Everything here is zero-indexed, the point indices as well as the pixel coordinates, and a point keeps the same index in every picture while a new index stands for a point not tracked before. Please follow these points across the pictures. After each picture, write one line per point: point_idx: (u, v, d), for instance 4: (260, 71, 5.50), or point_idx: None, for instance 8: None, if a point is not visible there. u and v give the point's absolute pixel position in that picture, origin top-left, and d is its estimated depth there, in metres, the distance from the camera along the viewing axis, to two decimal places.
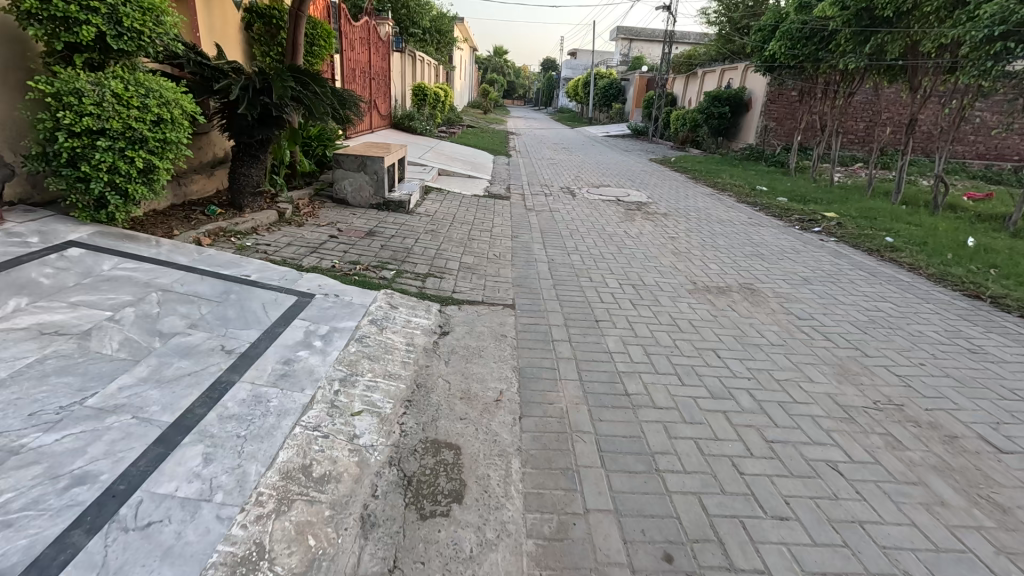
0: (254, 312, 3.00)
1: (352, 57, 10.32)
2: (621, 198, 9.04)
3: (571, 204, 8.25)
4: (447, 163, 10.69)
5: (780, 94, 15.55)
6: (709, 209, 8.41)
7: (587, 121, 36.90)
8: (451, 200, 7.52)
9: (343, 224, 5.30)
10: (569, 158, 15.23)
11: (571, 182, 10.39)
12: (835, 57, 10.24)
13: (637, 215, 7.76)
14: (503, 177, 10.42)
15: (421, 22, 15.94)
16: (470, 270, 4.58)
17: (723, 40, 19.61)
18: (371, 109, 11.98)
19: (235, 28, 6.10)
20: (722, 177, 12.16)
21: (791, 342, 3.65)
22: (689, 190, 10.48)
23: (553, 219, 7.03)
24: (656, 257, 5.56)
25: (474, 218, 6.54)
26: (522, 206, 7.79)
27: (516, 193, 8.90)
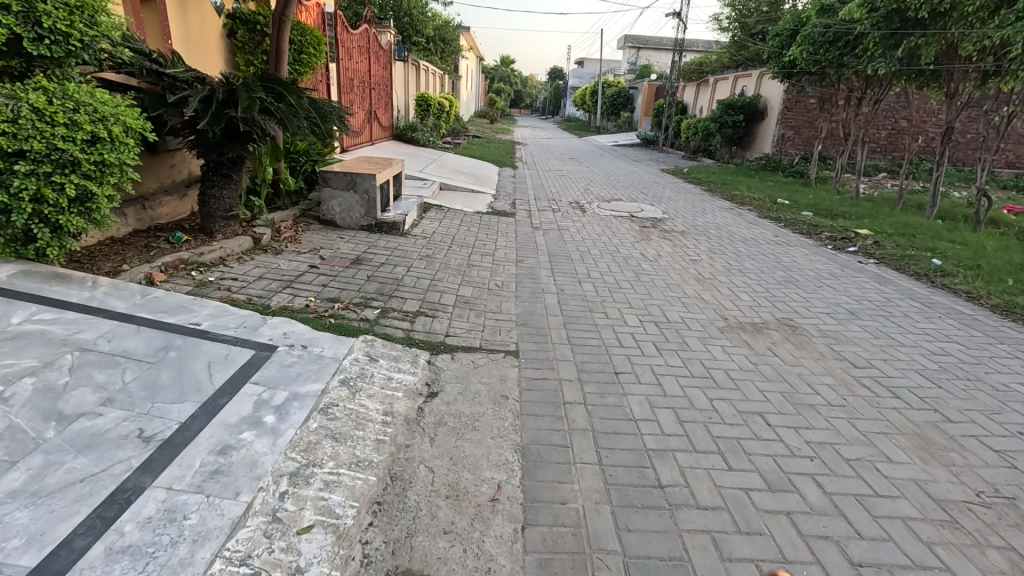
0: (195, 376, 2.43)
1: (349, 67, 9.86)
2: (635, 214, 8.45)
3: (581, 222, 7.67)
4: (450, 176, 10.17)
5: (797, 101, 14.93)
6: (731, 226, 7.78)
7: (595, 130, 36.44)
8: (452, 218, 6.97)
9: (328, 250, 4.75)
10: (577, 169, 14.68)
11: (581, 196, 9.82)
12: (861, 62, 9.61)
13: (653, 233, 7.16)
14: (509, 191, 9.87)
15: (425, 31, 15.51)
16: (468, 305, 4.00)
17: (736, 47, 19.03)
18: (371, 120, 11.51)
19: (215, 36, 5.62)
20: (740, 190, 11.54)
21: (853, 401, 3.02)
22: (706, 203, 9.86)
23: (562, 240, 6.45)
24: (678, 285, 4.95)
25: (475, 239, 5.97)
26: (528, 224, 7.22)
27: (523, 209, 8.33)
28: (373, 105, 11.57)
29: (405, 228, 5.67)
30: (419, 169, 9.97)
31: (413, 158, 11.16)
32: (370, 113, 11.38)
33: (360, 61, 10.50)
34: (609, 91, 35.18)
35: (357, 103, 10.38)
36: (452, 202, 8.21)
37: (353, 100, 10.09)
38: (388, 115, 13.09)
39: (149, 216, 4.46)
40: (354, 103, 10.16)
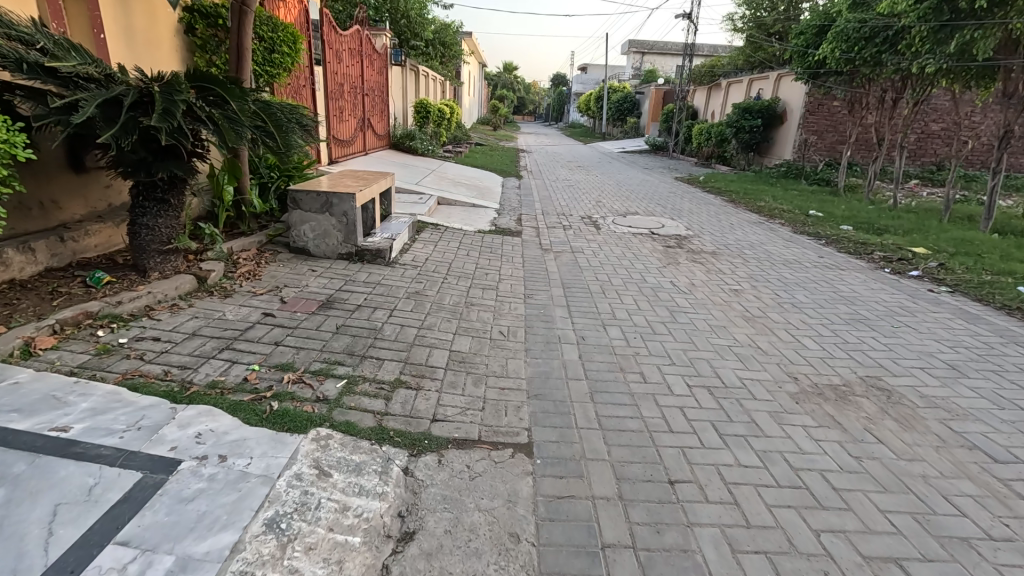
0: (21, 542, 1.53)
1: (339, 71, 9.06)
2: (655, 230, 7.55)
3: (596, 241, 6.77)
4: (448, 189, 9.28)
5: (820, 103, 14.03)
6: (766, 245, 6.87)
7: (600, 136, 35.67)
8: (449, 239, 6.08)
9: (293, 289, 3.86)
10: (586, 178, 13.81)
11: (593, 210, 8.93)
12: (904, 59, 8.67)
13: (680, 255, 6.25)
14: (513, 204, 9.00)
15: (423, 34, 14.68)
16: (463, 366, 3.10)
17: (750, 48, 18.12)
18: (364, 129, 10.69)
19: (168, 33, 4.79)
20: (765, 200, 10.61)
21: (1020, 531, 2.08)
22: (731, 216, 8.94)
23: (577, 264, 5.56)
24: (724, 327, 4.03)
25: (475, 267, 5.08)
26: (537, 245, 6.34)
27: (529, 226, 7.44)
28: (367, 112, 10.76)
29: (391, 255, 4.78)
30: (415, 182, 9.10)
31: (409, 170, 10.31)
32: (363, 121, 10.57)
33: (351, 65, 9.70)
34: (614, 96, 34.33)
35: (347, 110, 9.57)
36: (450, 220, 7.34)
37: (342, 107, 9.27)
38: (383, 122, 12.28)
39: (69, 250, 3.58)
40: (343, 110, 9.35)
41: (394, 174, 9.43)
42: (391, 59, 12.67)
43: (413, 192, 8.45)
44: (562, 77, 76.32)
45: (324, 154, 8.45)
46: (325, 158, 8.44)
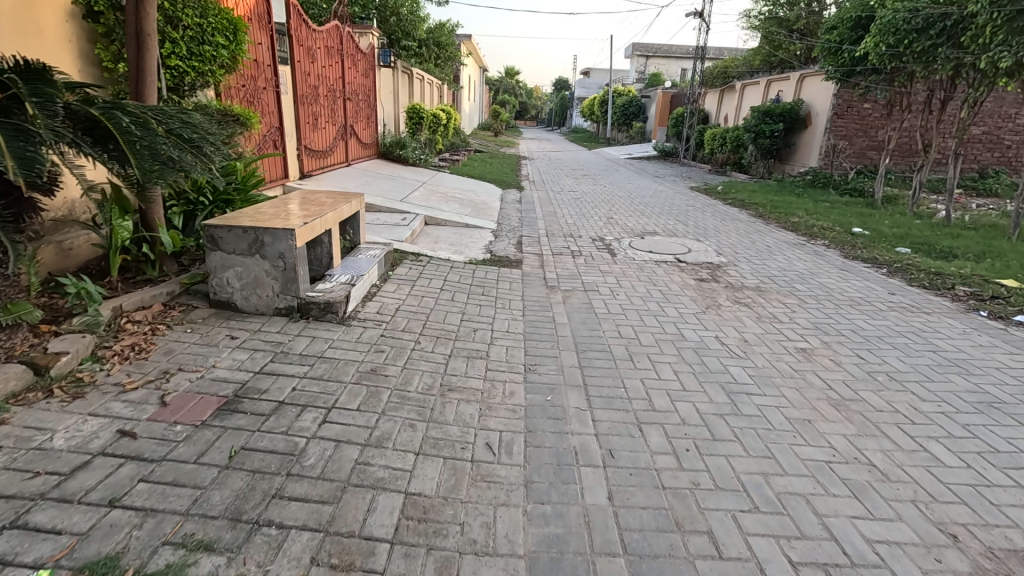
0: None
1: (312, 72, 7.93)
2: (681, 256, 6.37)
3: (612, 273, 5.59)
4: (439, 206, 8.12)
5: (849, 106, 12.87)
6: (820, 276, 5.67)
7: (605, 141, 34.60)
8: (431, 275, 4.90)
9: (189, 376, 2.66)
10: (594, 188, 12.66)
11: (604, 229, 7.75)
12: (966, 54, 7.50)
13: (717, 293, 5.06)
14: (513, 224, 7.83)
15: (416, 34, 13.60)
16: (424, 533, 1.90)
17: (768, 48, 16.95)
18: (346, 137, 9.58)
19: (56, 20, 3.64)
20: (797, 214, 9.41)
21: None
22: (765, 237, 7.75)
23: (592, 311, 4.37)
24: (810, 423, 2.83)
25: (460, 320, 3.90)
26: (541, 280, 5.17)
27: (532, 253, 6.28)
28: (349, 119, 9.65)
29: (345, 309, 3.60)
30: (401, 198, 7.94)
31: (397, 183, 9.17)
32: (345, 128, 9.44)
33: (329, 66, 8.58)
34: (620, 100, 33.24)
35: (323, 116, 8.44)
36: (436, 246, 6.16)
37: (317, 113, 8.14)
38: (370, 130, 11.19)
39: None
40: (318, 117, 8.23)
41: (378, 189, 8.28)
42: (379, 60, 11.59)
43: (396, 211, 7.29)
44: (565, 81, 75.46)
45: (290, 167, 7.34)
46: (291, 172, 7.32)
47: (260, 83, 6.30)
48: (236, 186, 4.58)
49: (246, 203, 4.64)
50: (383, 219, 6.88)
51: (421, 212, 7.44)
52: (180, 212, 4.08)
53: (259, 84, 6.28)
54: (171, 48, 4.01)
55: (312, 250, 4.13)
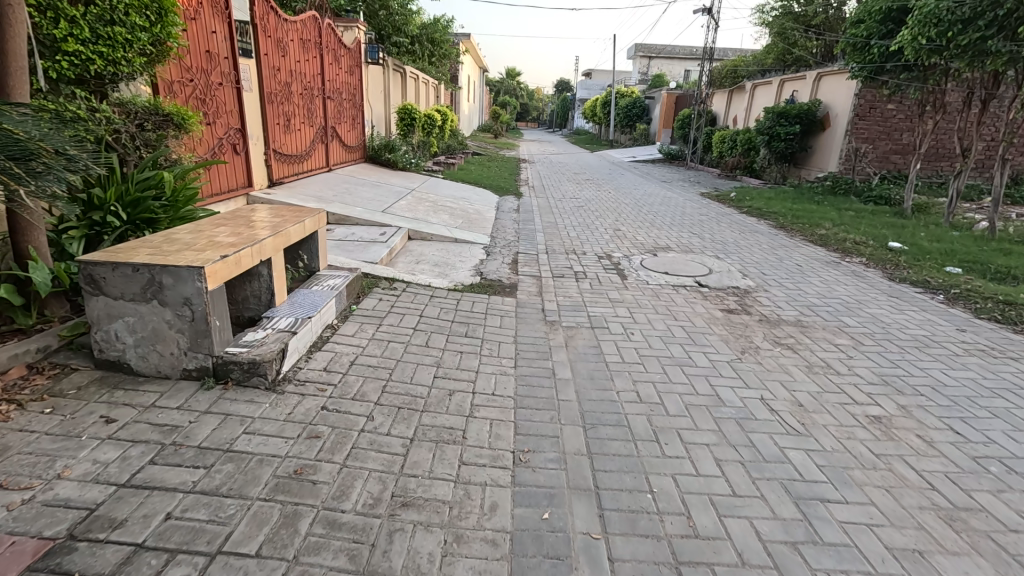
0: None
1: (284, 68, 7.09)
2: (701, 279, 5.51)
3: (624, 301, 4.72)
4: (426, 216, 7.27)
5: (872, 106, 12.01)
6: (869, 307, 4.80)
7: (608, 143, 33.80)
8: (404, 309, 4.04)
9: (10, 499, 1.80)
10: (598, 195, 11.81)
11: (611, 245, 6.91)
12: (1021, 46, 6.64)
13: (751, 329, 4.21)
14: (508, 238, 6.98)
15: (408, 29, 12.76)
16: None
17: (781, 46, 16.07)
18: (327, 139, 8.75)
19: None
20: (824, 225, 8.54)
21: None
22: (791, 253, 6.88)
23: (602, 358, 3.51)
24: (923, 559, 1.95)
25: (432, 378, 3.04)
26: (540, 313, 4.31)
27: (529, 276, 5.43)
28: (330, 120, 8.82)
29: (277, 369, 2.74)
30: (383, 208, 7.09)
31: (382, 191, 8.33)
32: (325, 129, 8.61)
33: (305, 60, 7.74)
34: (623, 101, 32.38)
35: (299, 116, 7.61)
36: (417, 268, 5.31)
37: (291, 113, 7.31)
38: (356, 131, 10.37)
39: None
40: (293, 117, 7.40)
41: (359, 198, 7.43)
42: (366, 57, 10.75)
43: (375, 225, 6.44)
44: (566, 83, 74.76)
45: (256, 173, 6.52)
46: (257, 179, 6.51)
47: (213, 77, 5.50)
48: (163, 202, 3.76)
49: (176, 222, 3.80)
50: (359, 234, 6.03)
51: (404, 224, 6.59)
52: (80, 236, 3.28)
53: (211, 79, 5.48)
54: (69, 29, 3.16)
55: (248, 284, 3.27)
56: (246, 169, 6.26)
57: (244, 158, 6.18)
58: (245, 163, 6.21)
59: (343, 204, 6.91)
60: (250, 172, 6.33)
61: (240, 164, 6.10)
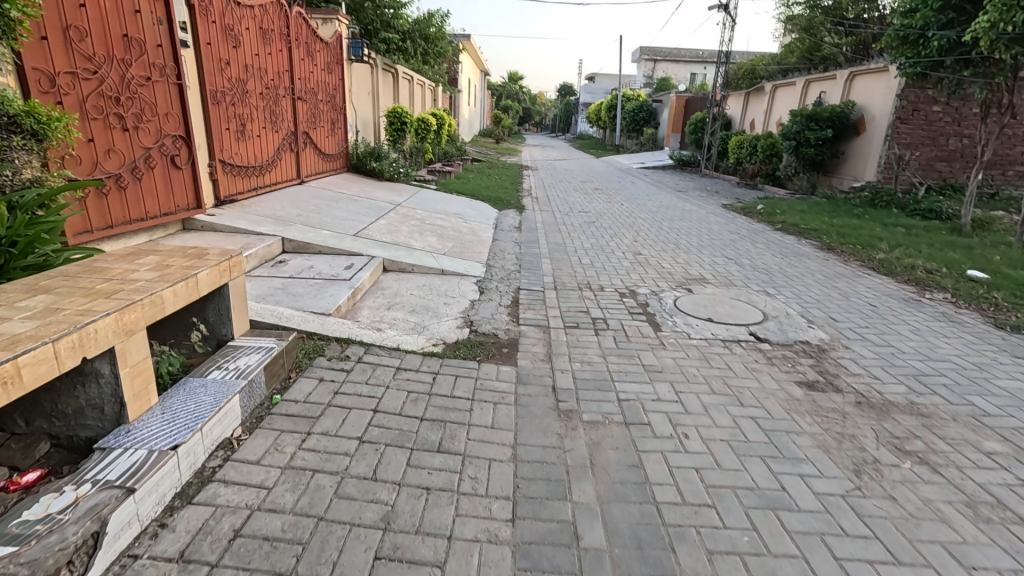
0: None
1: (238, 61, 5.89)
2: (757, 328, 4.26)
3: (664, 370, 3.47)
4: (409, 240, 6.03)
5: (915, 109, 10.75)
6: (998, 377, 3.53)
7: (613, 148, 32.63)
8: (353, 398, 2.79)
9: None
10: (611, 207, 10.57)
11: (634, 276, 5.67)
12: None
13: (852, 423, 2.94)
14: (508, 267, 5.75)
15: (397, 23, 11.61)
16: None
17: (807, 43, 14.79)
18: (298, 147, 7.56)
19: None
20: (880, 247, 7.27)
21: None
22: (854, 287, 5.61)
23: (650, 496, 2.24)
24: None
25: (369, 566, 1.77)
26: (549, 394, 3.08)
27: (534, 325, 4.18)
28: (301, 125, 7.62)
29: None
30: (357, 232, 5.86)
31: (360, 208, 7.12)
32: (293, 136, 7.41)
33: (267, 54, 6.55)
34: (629, 105, 31.18)
35: (259, 120, 6.40)
36: (387, 317, 4.08)
37: (246, 116, 6.10)
38: (337, 137, 9.19)
39: None
40: (250, 121, 6.19)
41: (329, 218, 6.20)
42: (349, 54, 9.53)
43: (342, 255, 5.21)
44: (569, 87, 73.67)
45: (195, 190, 5.27)
46: (197, 198, 5.25)
47: (135, 70, 4.45)
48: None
49: (10, 272, 2.55)
50: (320, 267, 4.80)
51: (380, 252, 5.37)
52: None
53: (132, 72, 4.44)
54: None
55: (77, 391, 2.01)
56: (179, 186, 5.03)
57: (174, 172, 4.94)
58: (176, 177, 4.97)
59: (307, 227, 5.69)
60: (185, 189, 5.09)
61: (172, 179, 4.88)
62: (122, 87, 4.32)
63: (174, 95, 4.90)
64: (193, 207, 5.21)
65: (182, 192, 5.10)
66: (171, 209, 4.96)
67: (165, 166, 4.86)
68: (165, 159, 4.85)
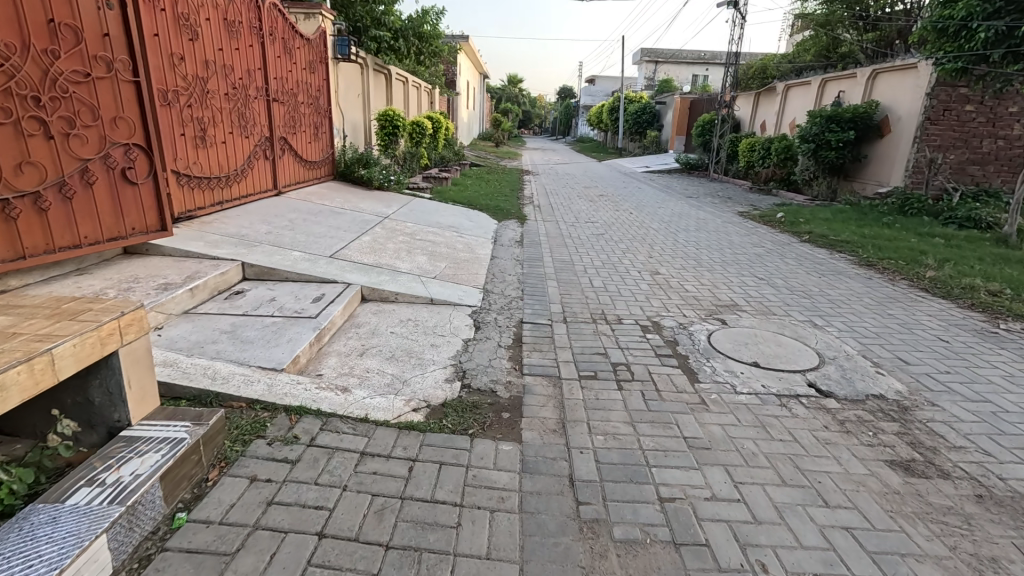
0: None
1: (196, 57, 5.11)
2: (815, 377, 3.46)
3: (713, 447, 2.66)
4: (394, 262, 5.24)
5: (947, 108, 9.97)
6: None
7: (615, 152, 31.87)
8: (292, 512, 1.99)
9: None
10: (620, 216, 9.78)
11: (655, 304, 4.87)
12: None
13: (984, 536, 2.13)
14: (509, 293, 4.96)
15: (389, 20, 10.84)
16: None
17: (823, 40, 14.00)
18: (274, 154, 6.79)
19: None
20: (926, 263, 6.47)
21: None
22: (914, 315, 4.80)
23: None
24: None
25: None
26: (565, 492, 2.27)
27: (541, 375, 3.38)
28: (277, 130, 6.86)
29: None
30: (333, 253, 5.08)
31: (341, 222, 6.34)
32: (268, 142, 6.64)
33: (234, 49, 5.79)
34: (631, 107, 30.43)
35: (225, 124, 5.63)
36: (358, 368, 3.28)
37: (208, 119, 5.32)
38: (321, 143, 8.43)
39: None
40: (213, 125, 5.41)
41: (302, 236, 5.42)
42: (334, 52, 8.74)
43: (313, 282, 4.43)
44: (569, 90, 73.02)
45: (151, 209, 4.51)
46: (155, 219, 4.52)
47: (65, 65, 3.69)
48: None
49: None
50: (283, 300, 4.01)
51: (358, 279, 4.58)
52: None
53: (62, 66, 3.68)
54: None
55: None
56: (131, 205, 4.28)
57: (120, 188, 4.18)
58: (123, 194, 4.21)
59: (274, 248, 4.92)
60: (135, 208, 4.32)
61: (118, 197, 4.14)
62: (45, 85, 3.57)
63: (116, 95, 4.13)
64: (147, 229, 4.45)
65: (136, 213, 4.36)
66: (120, 232, 4.21)
67: (112, 182, 4.12)
68: (111, 174, 4.10)
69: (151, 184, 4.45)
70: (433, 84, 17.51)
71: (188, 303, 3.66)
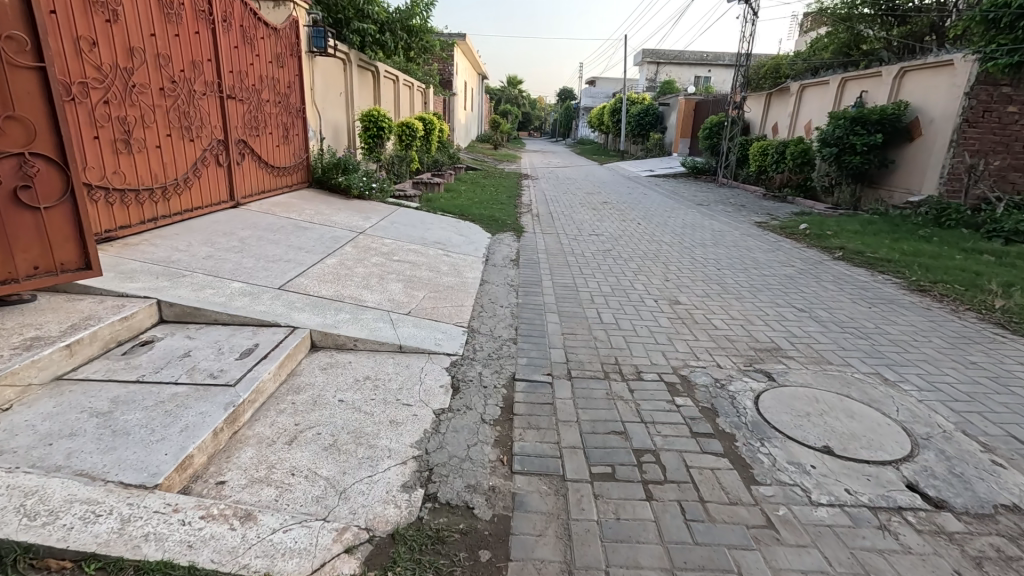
0: None
1: (115, 42, 4.13)
2: (915, 472, 2.52)
3: None
4: (359, 294, 4.31)
5: (988, 109, 9.06)
6: None
7: (617, 154, 31.00)
8: None
9: None
10: (627, 228, 8.84)
11: (680, 350, 3.93)
12: None
13: None
14: (500, 335, 4.02)
15: (373, 11, 9.85)
16: None
17: (843, 36, 13.08)
18: (229, 160, 5.86)
19: None
20: (990, 289, 5.53)
21: None
22: (1002, 363, 3.85)
23: None
24: None
25: None
26: None
27: (537, 475, 2.43)
28: (232, 132, 5.90)
29: None
30: (282, 284, 4.16)
31: (304, 241, 5.40)
32: (221, 146, 5.69)
33: (173, 36, 4.83)
34: (634, 108, 29.53)
35: (159, 125, 4.67)
36: (280, 467, 2.34)
37: (134, 120, 4.35)
38: (292, 147, 7.52)
39: None
40: (141, 125, 4.44)
41: (250, 261, 4.48)
42: (310, 45, 7.82)
43: (248, 327, 3.49)
44: (569, 92, 72.23)
45: (67, 241, 3.33)
46: (72, 253, 3.34)
47: None
48: None
49: None
50: (200, 354, 3.06)
51: (307, 320, 3.65)
52: None
53: None
54: None
55: None
56: (27, 236, 3.12)
57: (6, 213, 3.01)
58: (11, 222, 3.04)
59: (209, 277, 3.97)
60: (34, 241, 3.15)
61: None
62: None
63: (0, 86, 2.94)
64: (57, 267, 3.28)
65: (39, 246, 3.18)
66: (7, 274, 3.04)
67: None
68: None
69: (63, 207, 3.27)
70: (426, 83, 16.60)
71: (63, 366, 2.71)
